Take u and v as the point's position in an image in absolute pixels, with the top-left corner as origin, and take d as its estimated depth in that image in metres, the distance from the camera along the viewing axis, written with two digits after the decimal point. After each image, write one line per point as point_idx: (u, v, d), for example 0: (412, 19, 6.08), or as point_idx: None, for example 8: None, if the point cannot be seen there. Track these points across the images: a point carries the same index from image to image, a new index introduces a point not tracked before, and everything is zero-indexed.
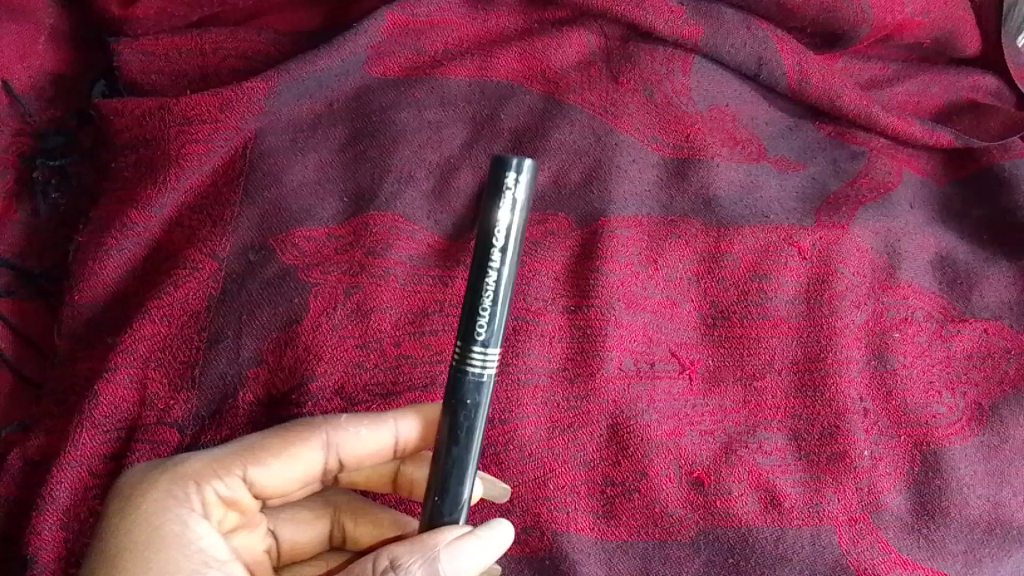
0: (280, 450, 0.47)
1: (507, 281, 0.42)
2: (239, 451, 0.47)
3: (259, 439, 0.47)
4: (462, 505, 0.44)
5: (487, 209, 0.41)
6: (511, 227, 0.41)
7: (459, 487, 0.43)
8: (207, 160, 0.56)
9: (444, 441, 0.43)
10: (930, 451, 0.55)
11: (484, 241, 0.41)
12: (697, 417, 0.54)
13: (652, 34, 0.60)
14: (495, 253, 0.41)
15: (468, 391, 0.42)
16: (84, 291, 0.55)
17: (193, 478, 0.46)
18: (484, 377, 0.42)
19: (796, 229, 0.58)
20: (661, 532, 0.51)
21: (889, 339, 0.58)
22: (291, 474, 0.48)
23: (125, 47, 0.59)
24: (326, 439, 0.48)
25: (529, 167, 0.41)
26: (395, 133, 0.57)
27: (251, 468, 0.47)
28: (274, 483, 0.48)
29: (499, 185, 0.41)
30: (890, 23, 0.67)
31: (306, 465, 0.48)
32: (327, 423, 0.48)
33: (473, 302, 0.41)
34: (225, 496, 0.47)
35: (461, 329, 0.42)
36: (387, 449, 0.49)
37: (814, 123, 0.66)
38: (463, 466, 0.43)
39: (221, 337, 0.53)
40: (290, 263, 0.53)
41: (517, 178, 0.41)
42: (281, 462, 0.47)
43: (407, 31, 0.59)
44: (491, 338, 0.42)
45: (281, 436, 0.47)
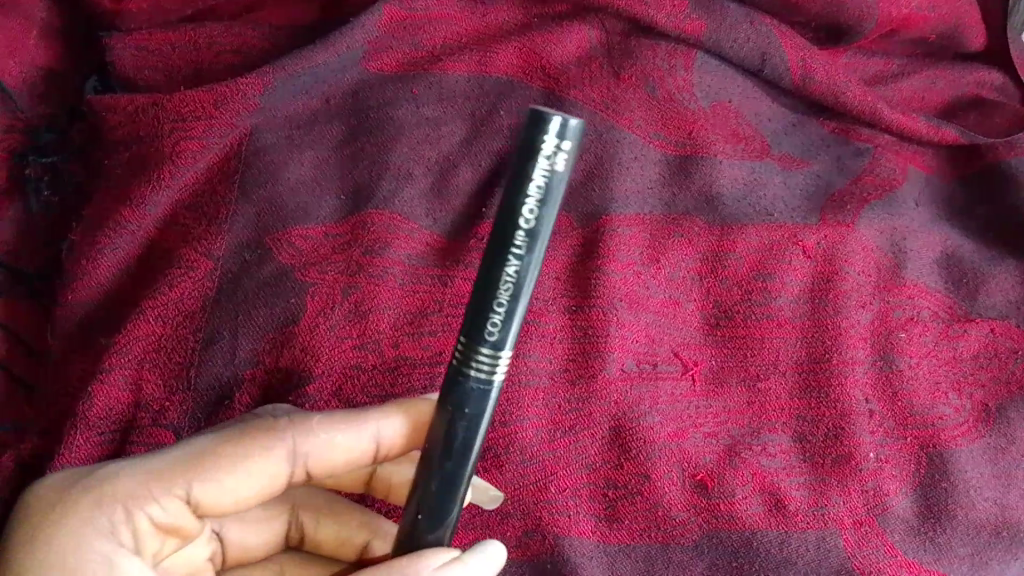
0: (235, 463, 0.43)
1: (531, 271, 0.37)
2: (182, 465, 0.43)
3: (208, 447, 0.43)
4: (450, 523, 0.42)
5: (520, 176, 0.35)
6: (546, 202, 0.36)
7: (450, 506, 0.41)
8: (202, 157, 0.55)
9: (439, 454, 0.40)
10: (937, 452, 0.54)
11: (510, 221, 0.36)
12: (701, 418, 0.53)
13: (654, 29, 0.58)
14: (521, 236, 0.36)
15: (469, 398, 0.39)
16: (78, 290, 0.54)
17: (124, 502, 0.42)
18: (488, 384, 0.39)
19: (800, 229, 0.58)
20: (663, 535, 0.50)
21: (895, 339, 0.57)
22: (249, 489, 0.44)
23: (118, 42, 0.58)
24: (291, 447, 0.45)
25: (577, 129, 0.35)
26: (393, 130, 0.56)
27: (196, 487, 0.43)
28: (226, 501, 0.44)
29: (535, 152, 0.35)
30: (895, 18, 0.66)
31: (269, 478, 0.45)
32: (294, 429, 0.45)
33: (488, 295, 0.37)
34: (162, 521, 0.43)
35: (470, 323, 0.38)
36: (370, 453, 0.47)
37: (819, 120, 0.65)
38: (456, 482, 0.41)
39: (217, 337, 0.52)
40: (287, 263, 0.52)
41: (559, 144, 0.35)
42: (236, 477, 0.44)
43: (404, 25, 0.58)
44: (503, 340, 0.38)
45: (241, 446, 0.44)
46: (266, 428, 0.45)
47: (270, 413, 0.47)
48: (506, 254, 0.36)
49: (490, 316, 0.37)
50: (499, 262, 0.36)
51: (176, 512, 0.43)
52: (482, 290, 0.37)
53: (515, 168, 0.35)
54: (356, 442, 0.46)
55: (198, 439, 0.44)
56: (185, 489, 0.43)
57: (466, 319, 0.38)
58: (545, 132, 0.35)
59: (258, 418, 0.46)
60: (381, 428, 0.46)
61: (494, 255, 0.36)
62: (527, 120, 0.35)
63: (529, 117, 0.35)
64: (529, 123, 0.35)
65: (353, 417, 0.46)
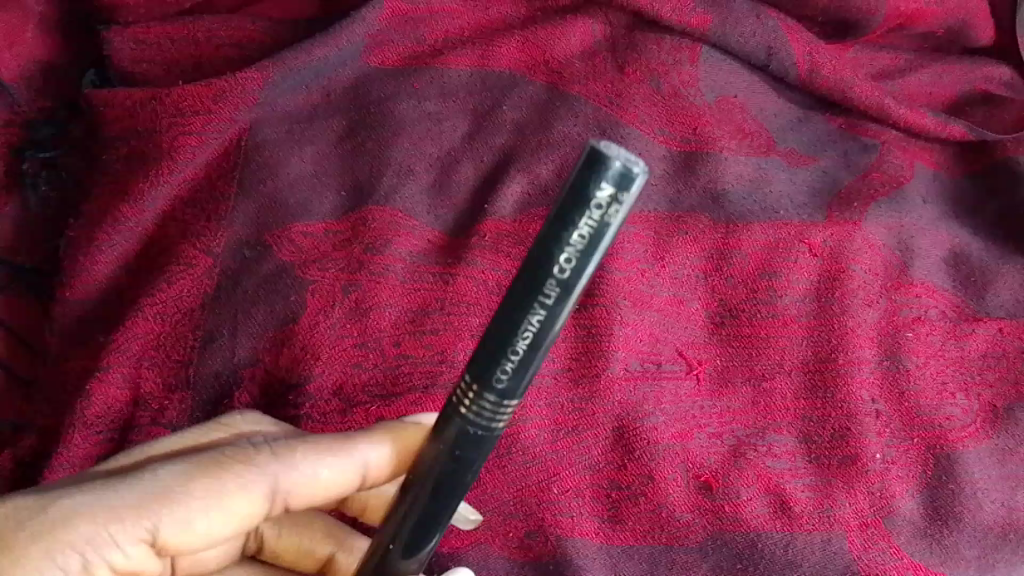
0: (210, 502, 0.41)
1: (556, 324, 0.33)
2: (150, 504, 0.40)
3: (179, 483, 0.40)
4: (423, 556, 0.40)
5: (563, 220, 0.31)
6: (586, 255, 0.32)
7: (426, 540, 0.39)
8: (201, 153, 0.54)
9: (426, 492, 0.38)
10: (944, 454, 0.54)
11: (542, 268, 0.32)
12: (705, 419, 0.52)
13: (659, 22, 0.58)
14: (552, 286, 0.32)
15: (463, 442, 0.36)
16: (76, 287, 0.54)
17: (81, 546, 0.38)
18: (487, 431, 0.36)
19: (807, 226, 0.57)
20: (667, 536, 0.50)
21: (902, 338, 0.56)
22: (221, 528, 0.42)
23: (116, 35, 0.57)
24: (272, 483, 0.43)
25: (642, 180, 0.31)
26: (394, 125, 0.55)
27: (166, 528, 0.40)
28: (195, 541, 0.41)
29: (586, 203, 0.31)
30: (904, 13, 0.66)
31: (245, 516, 0.43)
32: (278, 462, 0.43)
33: (505, 340, 0.33)
34: (120, 568, 0.40)
35: (478, 366, 0.34)
36: (354, 482, 0.46)
37: (825, 115, 0.65)
38: (438, 519, 0.39)
39: (216, 336, 0.51)
40: (287, 260, 0.52)
41: (616, 195, 0.31)
42: (208, 516, 0.41)
43: (405, 20, 0.58)
44: (513, 388, 0.35)
45: (217, 484, 0.41)
46: (245, 462, 0.43)
47: (246, 438, 0.44)
48: (533, 303, 0.33)
49: (503, 363, 0.34)
50: (524, 309, 0.33)
51: (137, 556, 0.40)
52: (500, 334, 0.33)
53: (558, 211, 0.31)
54: (341, 474, 0.45)
55: (166, 469, 0.41)
56: (151, 531, 0.40)
57: (476, 359, 0.35)
58: (602, 179, 0.30)
59: (233, 444, 0.44)
60: (367, 458, 0.45)
61: (519, 301, 0.33)
62: (584, 160, 0.31)
63: (588, 155, 0.31)
64: (586, 162, 0.31)
65: (339, 446, 0.45)
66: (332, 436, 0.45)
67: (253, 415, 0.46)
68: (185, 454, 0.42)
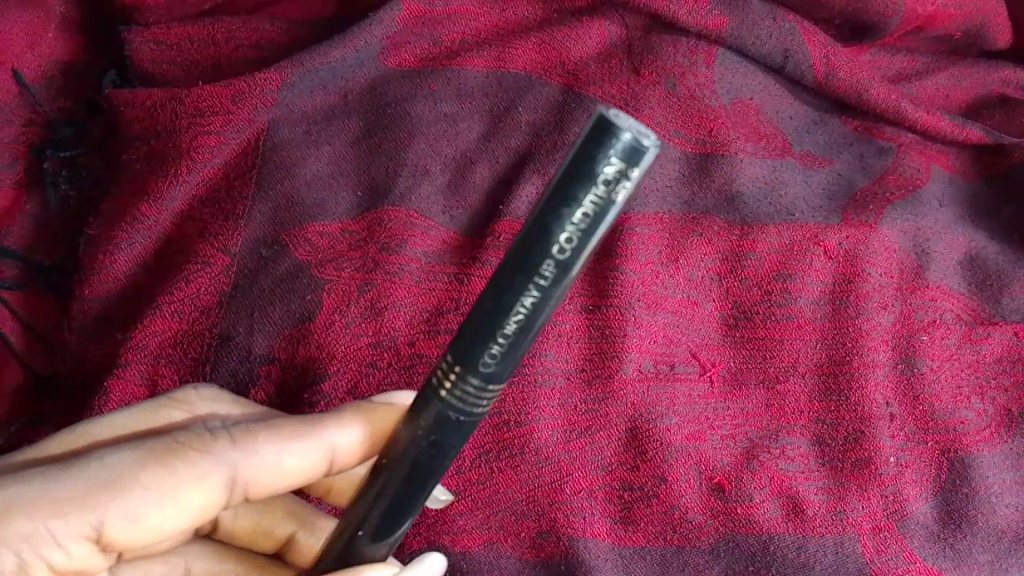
0: (160, 496, 0.40)
1: (549, 307, 0.32)
2: (94, 498, 0.38)
3: (127, 475, 0.39)
4: (392, 542, 0.41)
5: (568, 195, 0.30)
6: (587, 235, 0.31)
7: (398, 527, 0.40)
8: (219, 153, 0.55)
9: (402, 477, 0.38)
10: (958, 458, 0.54)
11: (541, 247, 0.31)
12: (718, 420, 0.53)
13: (675, 25, 0.58)
14: (549, 267, 0.31)
15: (443, 427, 0.36)
16: (95, 285, 0.54)
17: (20, 542, 0.37)
18: (468, 415, 0.35)
19: (822, 229, 0.57)
20: (679, 538, 0.50)
21: (917, 341, 0.56)
22: (173, 520, 0.41)
23: (137, 36, 0.58)
24: (231, 471, 0.42)
25: (653, 153, 0.30)
26: (410, 126, 0.56)
27: (112, 522, 0.39)
28: (145, 535, 0.40)
29: (594, 179, 0.30)
30: (922, 15, 0.65)
31: (200, 507, 0.42)
32: (239, 450, 0.43)
33: (497, 319, 0.33)
34: (62, 564, 0.39)
35: (464, 350, 0.34)
36: (321, 467, 0.45)
37: (841, 117, 0.64)
38: (411, 505, 0.39)
39: (232, 335, 0.52)
40: (303, 259, 0.52)
41: (624, 170, 0.30)
42: (158, 510, 0.40)
43: (423, 21, 0.58)
44: (498, 372, 0.34)
45: (170, 474, 0.40)
46: (201, 451, 0.42)
47: (202, 423, 0.43)
48: (527, 283, 0.32)
49: (491, 346, 0.33)
50: (517, 288, 0.32)
51: (81, 552, 0.39)
52: (490, 314, 0.33)
53: (561, 185, 0.30)
54: (306, 461, 0.44)
55: (115, 457, 0.40)
56: (95, 527, 0.39)
57: (461, 342, 0.34)
58: (611, 151, 0.30)
59: (188, 430, 0.42)
60: (335, 443, 0.44)
61: (514, 280, 0.32)
62: (592, 130, 0.30)
63: (596, 125, 0.30)
64: (593, 132, 0.30)
65: (303, 432, 0.44)
66: (295, 421, 0.44)
67: (208, 391, 0.45)
68: (136, 440, 0.41)
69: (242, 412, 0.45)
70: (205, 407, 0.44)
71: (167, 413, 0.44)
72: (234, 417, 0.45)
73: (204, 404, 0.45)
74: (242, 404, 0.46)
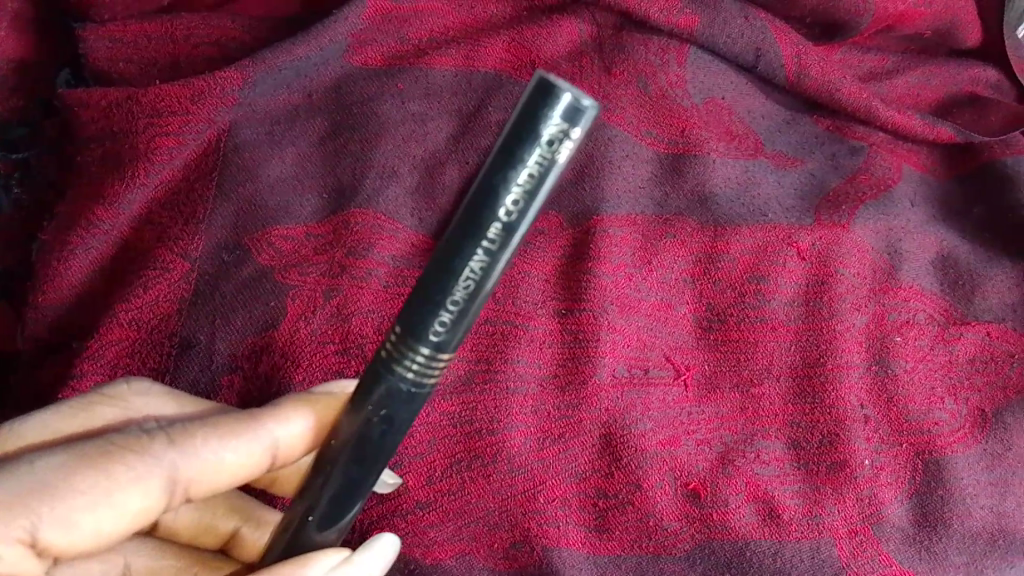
0: (97, 497, 0.38)
1: (497, 272, 0.32)
2: (27, 502, 0.36)
3: (59, 477, 0.37)
4: (341, 526, 0.40)
5: (513, 156, 0.30)
6: (532, 196, 0.31)
7: (348, 510, 0.39)
8: (179, 155, 0.53)
9: (349, 453, 0.37)
10: (932, 460, 0.53)
11: (488, 209, 0.31)
12: (693, 425, 0.52)
13: (646, 23, 0.57)
14: (496, 229, 0.31)
15: (391, 401, 0.35)
16: (48, 292, 0.52)
17: None
18: (417, 388, 0.35)
19: (795, 229, 0.56)
20: (654, 545, 0.49)
21: (890, 343, 0.56)
22: (112, 524, 0.39)
23: (91, 34, 0.55)
24: (170, 472, 0.40)
25: (592, 114, 0.30)
26: (377, 126, 0.54)
27: (44, 528, 0.37)
28: (82, 541, 0.38)
29: (536, 139, 0.30)
30: (892, 14, 0.65)
31: (140, 510, 0.40)
32: (176, 450, 0.41)
33: (443, 288, 0.32)
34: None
35: (412, 321, 0.33)
36: (264, 464, 0.44)
37: (812, 117, 0.64)
38: (363, 487, 0.38)
39: (193, 342, 0.50)
40: (267, 264, 0.51)
41: (566, 130, 0.30)
42: (95, 514, 0.38)
43: (390, 18, 0.57)
44: (447, 342, 0.34)
45: (104, 475, 0.38)
46: (136, 450, 0.40)
47: (137, 424, 0.41)
48: (473, 246, 0.32)
49: (440, 314, 0.33)
50: (465, 252, 0.32)
51: (16, 558, 0.37)
52: (439, 280, 0.32)
53: (506, 145, 0.30)
54: (248, 458, 0.43)
55: (45, 461, 0.38)
56: (29, 532, 0.36)
57: (408, 313, 0.33)
58: (554, 110, 0.30)
59: (122, 432, 0.41)
60: (276, 436, 0.43)
61: (460, 244, 0.32)
62: (534, 90, 0.30)
63: (536, 85, 0.30)
64: (535, 92, 0.30)
65: (244, 429, 0.43)
66: (233, 418, 0.43)
67: (141, 385, 0.45)
68: (65, 443, 0.39)
69: (178, 408, 0.44)
70: (137, 402, 0.44)
71: (100, 410, 0.43)
72: (169, 415, 0.43)
73: (140, 400, 0.44)
74: (176, 396, 0.44)
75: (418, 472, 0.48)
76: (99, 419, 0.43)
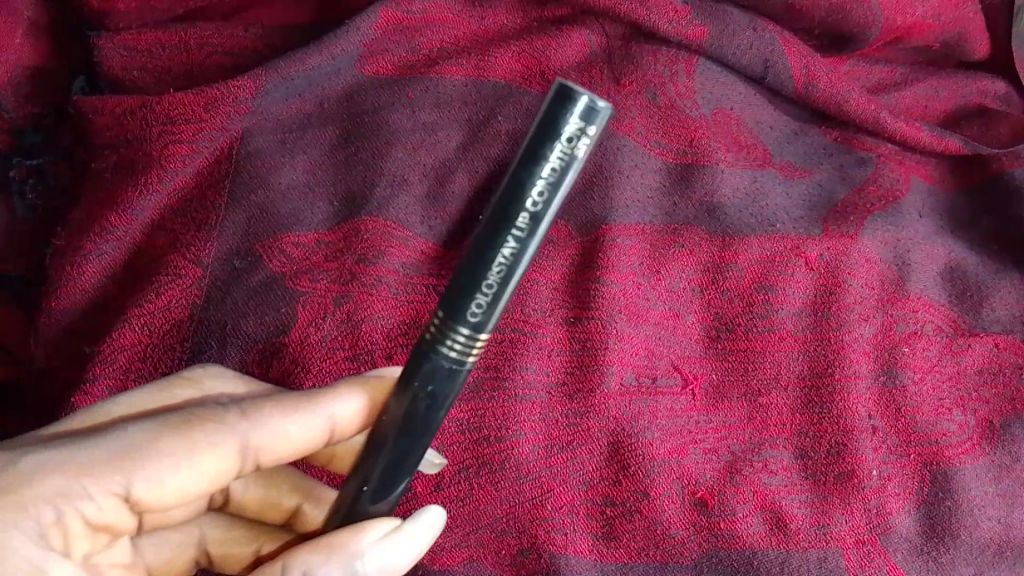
0: (180, 459, 0.41)
1: (526, 258, 0.35)
2: (119, 462, 0.40)
3: (146, 442, 0.41)
4: (392, 499, 0.42)
5: (536, 154, 0.33)
6: (556, 188, 0.34)
7: (395, 486, 0.41)
8: (192, 162, 0.53)
9: (396, 429, 0.39)
10: (941, 470, 0.53)
11: (516, 200, 0.34)
12: (700, 434, 0.52)
13: (656, 34, 0.57)
14: (524, 218, 0.34)
15: (434, 377, 0.37)
16: (62, 297, 0.53)
17: (53, 500, 0.39)
18: (458, 365, 0.37)
19: (803, 240, 0.56)
20: (662, 554, 0.49)
21: (899, 353, 0.56)
22: (193, 486, 0.42)
23: (107, 42, 0.56)
24: (242, 440, 0.43)
25: (606, 115, 0.33)
26: (388, 135, 0.54)
27: (137, 485, 0.40)
28: (168, 498, 0.41)
29: (555, 136, 0.33)
30: (901, 26, 0.65)
31: (216, 474, 0.43)
32: (246, 422, 0.43)
33: (478, 272, 0.35)
34: (93, 520, 0.40)
35: (451, 303, 0.36)
36: (323, 438, 0.45)
37: (820, 128, 0.65)
38: (410, 461, 0.40)
39: (205, 347, 0.50)
40: (278, 271, 0.51)
41: (583, 128, 0.33)
42: (178, 475, 0.41)
43: (401, 28, 0.57)
44: (485, 322, 0.36)
45: (184, 440, 0.41)
46: (211, 420, 0.42)
47: (214, 400, 0.44)
48: (504, 235, 0.34)
49: (476, 297, 0.35)
50: (497, 240, 0.34)
51: (110, 509, 0.41)
52: (475, 265, 0.35)
53: (530, 144, 0.33)
54: (308, 433, 0.45)
55: (133, 429, 0.41)
56: (124, 488, 0.40)
57: (447, 296, 0.36)
58: (572, 112, 0.33)
59: (200, 405, 0.43)
60: (334, 413, 0.44)
61: (492, 233, 0.34)
62: (554, 95, 0.33)
63: (557, 92, 0.33)
64: (556, 98, 0.33)
65: (304, 404, 0.44)
66: (297, 395, 0.45)
67: (215, 367, 0.46)
68: (153, 415, 0.42)
69: (246, 389, 0.46)
70: (211, 384, 0.45)
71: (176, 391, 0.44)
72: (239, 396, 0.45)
73: (213, 383, 0.45)
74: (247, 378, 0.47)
75: (427, 479, 0.48)
76: (176, 399, 0.44)
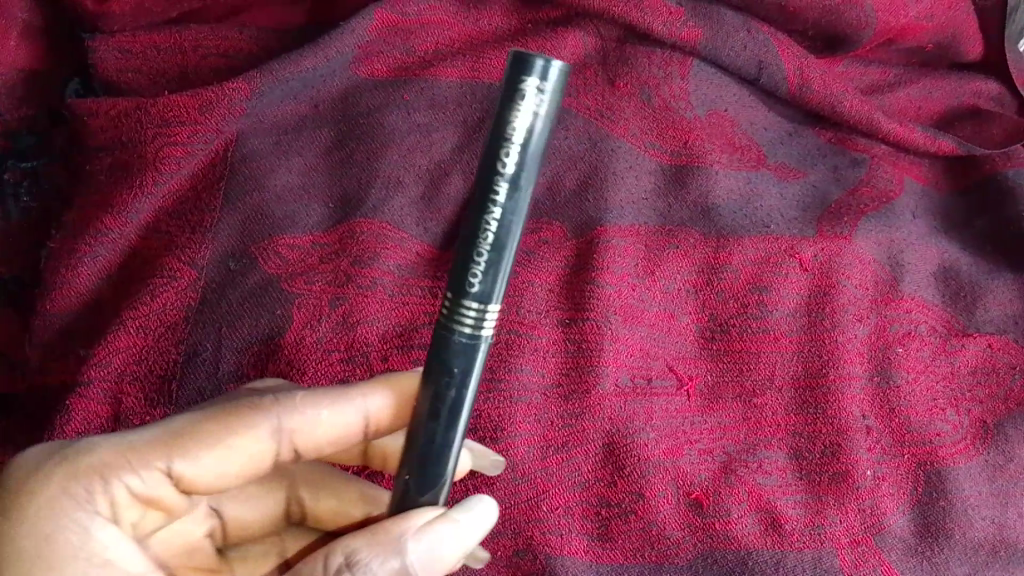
0: (218, 441, 0.42)
1: (512, 221, 0.37)
2: (162, 441, 0.41)
3: (188, 425, 0.42)
4: (439, 487, 0.41)
5: (501, 121, 0.35)
6: (528, 149, 0.36)
7: (439, 471, 0.41)
8: (187, 164, 0.53)
9: (426, 415, 0.40)
10: (934, 470, 0.54)
11: (492, 167, 0.36)
12: (696, 434, 0.52)
13: (650, 36, 0.57)
14: (503, 184, 0.36)
15: (455, 356, 0.38)
16: (58, 299, 0.53)
17: (100, 472, 0.40)
18: (474, 339, 0.38)
19: (797, 240, 0.57)
20: (657, 555, 0.49)
21: (892, 354, 0.56)
22: (229, 468, 0.43)
23: (101, 44, 0.56)
24: (276, 425, 0.43)
25: (558, 70, 0.35)
26: (384, 136, 0.54)
27: (177, 462, 0.42)
28: (207, 478, 0.43)
29: (514, 96, 0.35)
30: (894, 27, 0.66)
31: (249, 457, 0.44)
32: (277, 405, 0.43)
33: (470, 241, 0.37)
34: (139, 492, 0.42)
35: (453, 276, 0.38)
36: (358, 428, 0.45)
37: (815, 129, 0.65)
38: (446, 446, 0.40)
39: (200, 350, 0.50)
40: (272, 273, 0.51)
41: (540, 85, 0.35)
42: (215, 455, 0.42)
43: (396, 31, 0.57)
44: (488, 291, 0.37)
45: (220, 424, 0.43)
46: (245, 405, 0.43)
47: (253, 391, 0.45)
48: (488, 203, 0.36)
49: (473, 266, 0.37)
50: (482, 209, 0.36)
51: (154, 485, 0.42)
52: (467, 235, 0.37)
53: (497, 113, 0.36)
54: (340, 421, 0.45)
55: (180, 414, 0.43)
56: (166, 466, 0.41)
57: (450, 270, 0.38)
58: (527, 74, 0.35)
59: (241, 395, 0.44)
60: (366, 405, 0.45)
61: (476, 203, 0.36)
62: (510, 62, 0.35)
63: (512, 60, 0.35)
64: (513, 65, 0.35)
65: (338, 395, 0.45)
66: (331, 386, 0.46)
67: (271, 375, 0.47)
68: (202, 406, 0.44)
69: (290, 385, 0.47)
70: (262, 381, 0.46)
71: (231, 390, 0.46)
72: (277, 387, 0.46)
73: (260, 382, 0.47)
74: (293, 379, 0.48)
75: None
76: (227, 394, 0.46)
